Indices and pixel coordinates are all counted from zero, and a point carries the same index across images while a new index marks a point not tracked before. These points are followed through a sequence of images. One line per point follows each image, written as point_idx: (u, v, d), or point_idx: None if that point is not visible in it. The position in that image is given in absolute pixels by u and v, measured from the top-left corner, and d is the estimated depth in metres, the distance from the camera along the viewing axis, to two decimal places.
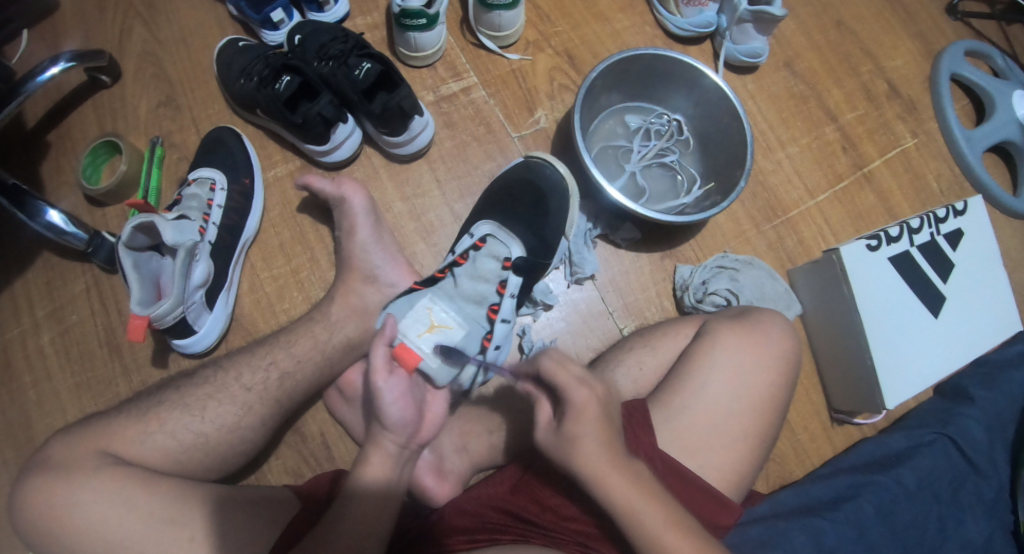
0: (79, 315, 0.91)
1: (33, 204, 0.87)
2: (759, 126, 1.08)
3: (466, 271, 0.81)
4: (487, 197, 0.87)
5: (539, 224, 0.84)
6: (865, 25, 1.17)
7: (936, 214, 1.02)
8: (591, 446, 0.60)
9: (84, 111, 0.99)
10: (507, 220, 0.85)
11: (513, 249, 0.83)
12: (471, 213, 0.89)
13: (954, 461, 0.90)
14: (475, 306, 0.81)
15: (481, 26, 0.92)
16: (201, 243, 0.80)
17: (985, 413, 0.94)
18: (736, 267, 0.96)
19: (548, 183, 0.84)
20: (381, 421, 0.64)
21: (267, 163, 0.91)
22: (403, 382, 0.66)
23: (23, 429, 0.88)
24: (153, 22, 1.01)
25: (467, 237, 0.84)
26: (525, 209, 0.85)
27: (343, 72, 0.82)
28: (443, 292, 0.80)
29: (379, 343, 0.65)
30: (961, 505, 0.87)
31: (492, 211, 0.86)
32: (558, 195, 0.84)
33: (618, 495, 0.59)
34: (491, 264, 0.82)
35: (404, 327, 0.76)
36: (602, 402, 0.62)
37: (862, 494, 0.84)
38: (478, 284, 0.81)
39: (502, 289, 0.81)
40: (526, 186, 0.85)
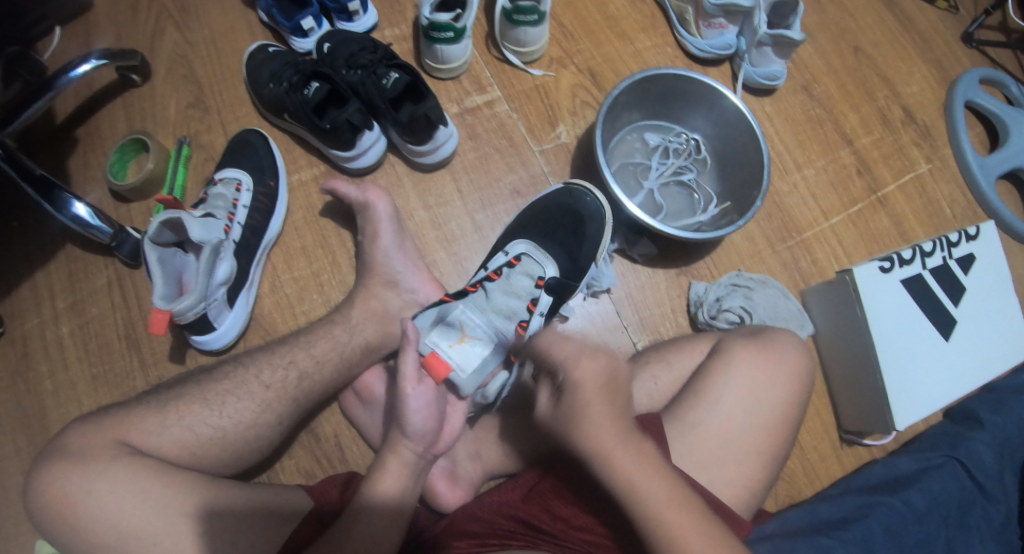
0: (100, 307, 0.93)
1: (60, 196, 0.89)
2: (776, 148, 1.10)
3: (500, 286, 0.83)
4: (523, 216, 0.88)
5: (575, 249, 0.85)
6: (882, 51, 1.18)
7: (948, 239, 1.03)
8: (596, 416, 0.60)
9: (114, 109, 1.01)
10: (545, 239, 0.86)
11: (547, 269, 0.85)
12: (505, 231, 0.90)
13: (963, 484, 0.90)
14: (505, 320, 0.82)
15: (506, 41, 0.94)
16: (226, 241, 0.81)
17: (995, 437, 0.94)
18: (750, 286, 0.97)
19: (590, 208, 0.85)
20: (402, 427, 0.66)
21: (292, 167, 0.93)
22: (430, 391, 0.68)
23: (39, 417, 0.89)
24: (185, 25, 1.03)
25: (501, 254, 0.86)
26: (564, 233, 0.86)
27: (372, 80, 0.84)
28: (476, 304, 0.82)
29: (411, 350, 0.67)
30: (970, 529, 0.87)
31: (528, 228, 0.88)
32: (595, 218, 0.85)
33: (626, 475, 0.59)
34: (525, 281, 0.84)
35: (438, 337, 0.78)
36: (604, 374, 0.62)
37: (870, 515, 0.85)
38: (509, 300, 0.83)
39: (531, 307, 0.82)
40: (564, 211, 0.86)
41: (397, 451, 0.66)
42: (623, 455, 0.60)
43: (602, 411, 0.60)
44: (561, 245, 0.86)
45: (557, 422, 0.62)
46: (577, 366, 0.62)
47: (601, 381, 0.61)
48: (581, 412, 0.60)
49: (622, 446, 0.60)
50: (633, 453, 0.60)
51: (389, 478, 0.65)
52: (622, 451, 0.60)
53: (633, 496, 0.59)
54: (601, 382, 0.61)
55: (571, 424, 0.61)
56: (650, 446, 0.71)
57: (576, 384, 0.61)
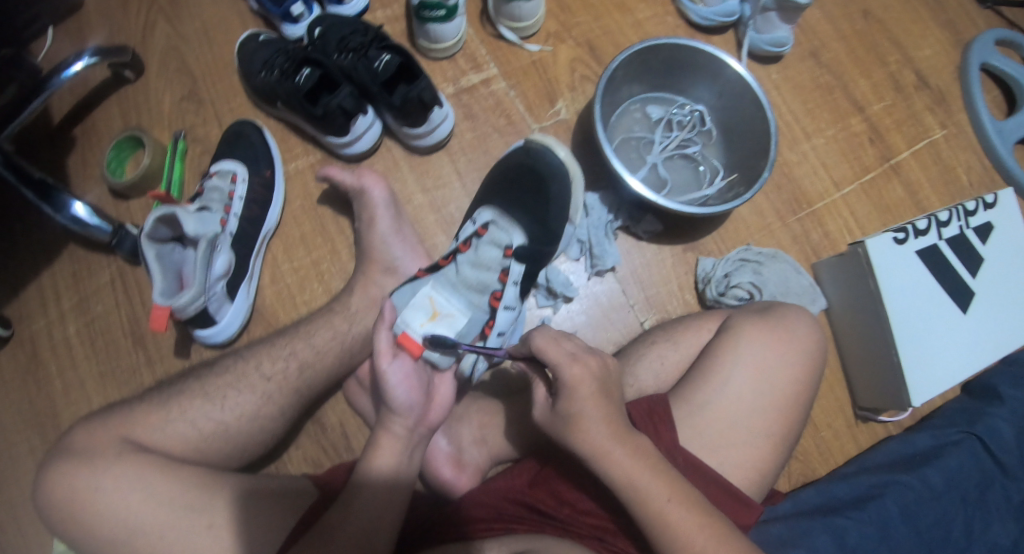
0: (104, 305, 0.93)
1: (58, 196, 0.88)
2: (783, 117, 1.06)
3: (468, 258, 0.79)
4: (490, 184, 0.87)
5: (541, 211, 0.82)
6: (892, 13, 1.14)
7: (965, 207, 1.00)
8: (591, 422, 0.61)
9: (109, 105, 1.00)
10: (511, 206, 0.84)
11: (514, 237, 0.82)
12: (477, 200, 0.88)
13: (982, 462, 0.88)
14: (477, 294, 0.77)
15: (501, 17, 0.91)
16: (223, 234, 0.80)
17: (1016, 411, 0.92)
18: (760, 261, 0.94)
19: (550, 168, 0.83)
20: (388, 405, 0.64)
21: (288, 156, 0.92)
22: (408, 364, 0.66)
23: (49, 416, 0.89)
24: (175, 17, 1.02)
25: (470, 225, 0.83)
26: (527, 198, 0.83)
27: (363, 64, 0.81)
28: (445, 279, 0.76)
29: (383, 327, 0.66)
30: (988, 505, 0.85)
31: (495, 195, 0.85)
32: (557, 177, 0.83)
33: (629, 477, 0.59)
34: (494, 252, 0.81)
35: (407, 316, 0.70)
36: (596, 377, 0.62)
37: (886, 493, 0.83)
38: (480, 273, 0.78)
39: (504, 277, 0.79)
40: (525, 170, 0.83)
41: (390, 427, 0.64)
42: (620, 456, 0.60)
43: (597, 417, 0.61)
44: (526, 212, 0.83)
45: (552, 426, 0.63)
46: (570, 370, 0.61)
47: (595, 381, 0.62)
48: (576, 417, 0.60)
49: (626, 456, 0.60)
50: (631, 457, 0.60)
51: (385, 454, 0.64)
52: (618, 454, 0.60)
53: (635, 496, 0.59)
54: (593, 387, 0.61)
55: (569, 429, 0.61)
56: (658, 430, 0.70)
57: (569, 387, 0.61)
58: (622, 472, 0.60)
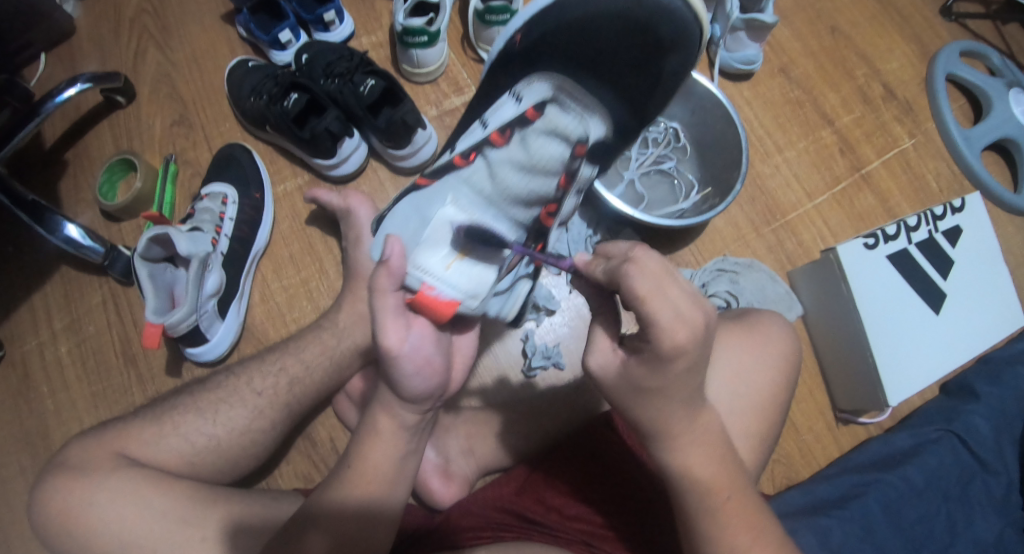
0: (96, 326, 0.95)
1: (52, 218, 0.90)
2: (755, 131, 1.10)
3: (509, 156, 0.67)
4: (568, 39, 0.66)
5: (629, 91, 0.68)
6: (859, 29, 1.19)
7: (933, 212, 1.04)
8: (672, 400, 0.53)
9: (100, 130, 1.02)
10: (585, 77, 0.68)
11: (590, 130, 0.69)
12: (529, 54, 0.69)
13: (960, 457, 0.91)
14: (524, 208, 0.70)
15: (481, 42, 0.94)
16: (214, 253, 0.83)
17: (992, 409, 0.95)
18: (736, 270, 0.98)
19: (673, 34, 0.66)
20: (404, 391, 0.60)
21: (277, 179, 0.94)
22: (423, 333, 0.62)
23: (41, 436, 0.91)
24: (166, 44, 1.05)
25: (515, 104, 0.68)
26: (611, 63, 0.66)
27: (349, 88, 0.84)
28: (470, 182, 0.68)
29: (386, 294, 0.59)
30: (970, 500, 0.89)
31: (560, 57, 0.67)
32: (680, 35, 0.66)
33: (696, 471, 0.57)
34: (553, 145, 0.67)
35: (425, 264, 0.63)
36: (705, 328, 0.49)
37: (868, 492, 0.86)
38: (530, 179, 0.67)
39: (566, 185, 0.68)
40: (636, 34, 0.65)
41: (389, 415, 0.61)
42: (695, 443, 0.56)
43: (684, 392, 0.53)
44: (612, 87, 0.68)
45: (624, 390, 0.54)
46: (676, 337, 0.48)
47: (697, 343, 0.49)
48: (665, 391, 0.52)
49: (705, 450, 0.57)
50: (704, 452, 0.57)
51: (380, 451, 0.61)
52: (699, 443, 0.56)
53: (694, 487, 0.57)
54: (695, 356, 0.50)
55: (641, 398, 0.54)
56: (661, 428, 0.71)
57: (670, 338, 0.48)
58: (693, 465, 0.57)
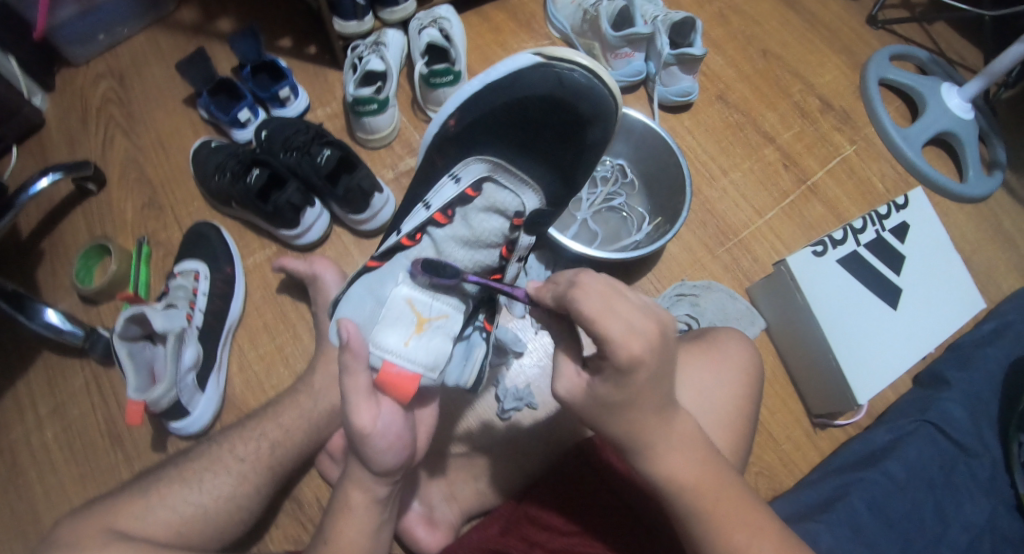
0: (81, 409, 0.97)
1: (31, 306, 0.93)
2: (701, 157, 1.16)
3: (455, 233, 0.76)
4: (502, 117, 0.77)
5: (562, 162, 0.78)
6: (789, 50, 1.27)
7: (879, 214, 1.10)
8: (640, 412, 0.56)
9: (74, 217, 1.06)
10: (521, 155, 0.78)
11: (524, 201, 0.78)
12: (467, 136, 0.79)
13: (940, 445, 0.95)
14: (471, 277, 0.77)
15: (429, 104, 1.00)
16: (189, 328, 0.85)
17: (965, 393, 0.99)
18: (695, 293, 1.03)
19: (590, 109, 0.75)
20: (372, 463, 0.61)
21: (246, 252, 0.98)
22: (392, 411, 0.62)
23: (32, 524, 0.92)
24: (132, 130, 1.10)
25: (455, 182, 0.78)
26: (543, 142, 0.77)
27: (306, 160, 0.89)
28: (422, 258, 0.76)
29: (358, 371, 0.61)
30: (956, 486, 0.92)
31: (498, 141, 0.78)
32: (597, 120, 0.76)
33: (681, 478, 0.59)
34: (494, 221, 0.77)
35: (388, 338, 0.64)
36: (660, 337, 0.52)
37: (852, 491, 0.89)
38: (476, 251, 0.77)
39: (507, 253, 0.78)
40: (559, 108, 0.75)
41: (361, 490, 0.64)
42: (675, 448, 0.58)
43: (652, 405, 0.55)
44: (543, 163, 0.78)
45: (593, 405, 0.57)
46: (629, 350, 0.50)
47: (656, 348, 0.52)
48: (629, 412, 0.56)
49: (673, 451, 0.58)
50: (683, 457, 0.58)
51: (355, 526, 0.64)
52: (678, 449, 0.58)
53: (679, 491, 0.59)
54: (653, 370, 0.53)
55: (618, 423, 0.57)
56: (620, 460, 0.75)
57: (633, 348, 0.51)
58: (676, 470, 0.58)
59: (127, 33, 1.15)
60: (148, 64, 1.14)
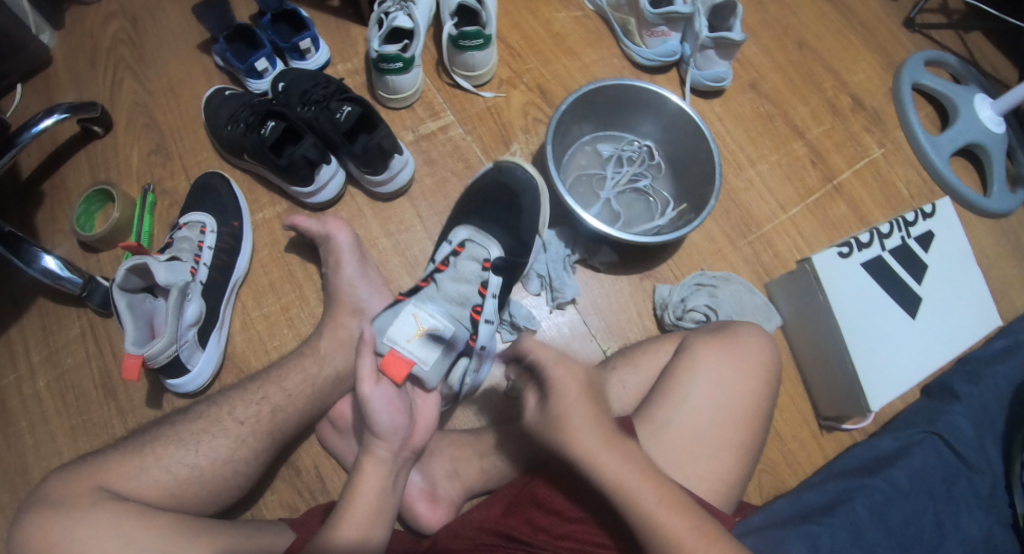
0: (75, 358, 0.94)
1: (29, 250, 0.90)
2: (728, 146, 1.13)
3: (447, 275, 0.83)
4: (463, 203, 0.90)
5: (515, 223, 0.87)
6: (825, 43, 1.23)
7: (905, 219, 1.07)
8: (577, 421, 0.63)
9: (78, 160, 1.02)
10: (486, 222, 0.87)
11: (492, 250, 0.85)
12: (449, 221, 0.91)
13: (945, 458, 0.93)
14: (458, 306, 0.81)
15: (455, 66, 0.96)
16: (193, 282, 0.82)
17: (972, 409, 0.97)
18: (714, 284, 0.98)
19: (523, 181, 0.88)
20: (372, 429, 0.64)
21: (255, 206, 0.94)
22: (390, 390, 0.66)
23: (20, 473, 0.89)
24: (143, 73, 1.06)
25: (445, 244, 0.86)
26: (500, 211, 0.87)
27: (325, 116, 0.85)
28: (426, 295, 0.81)
29: (367, 351, 0.65)
30: (956, 501, 0.90)
31: (471, 213, 0.88)
32: (528, 191, 0.88)
33: (613, 477, 0.63)
34: (473, 266, 0.84)
35: (392, 334, 0.73)
36: (582, 379, 0.66)
37: (855, 497, 0.87)
38: (460, 286, 0.82)
39: (483, 289, 0.82)
40: (498, 188, 0.88)
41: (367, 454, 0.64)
42: (608, 454, 0.63)
43: (586, 418, 0.64)
44: (502, 226, 0.87)
45: (541, 429, 0.65)
46: (558, 372, 0.65)
47: (581, 383, 0.65)
48: (566, 419, 0.63)
49: (604, 449, 0.63)
50: (621, 458, 0.63)
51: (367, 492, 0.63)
52: (609, 452, 0.63)
53: (621, 494, 0.63)
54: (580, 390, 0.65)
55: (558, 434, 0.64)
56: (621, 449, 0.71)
57: (559, 384, 0.65)
58: (608, 471, 0.63)
59: None
60: (162, 6, 1.09)
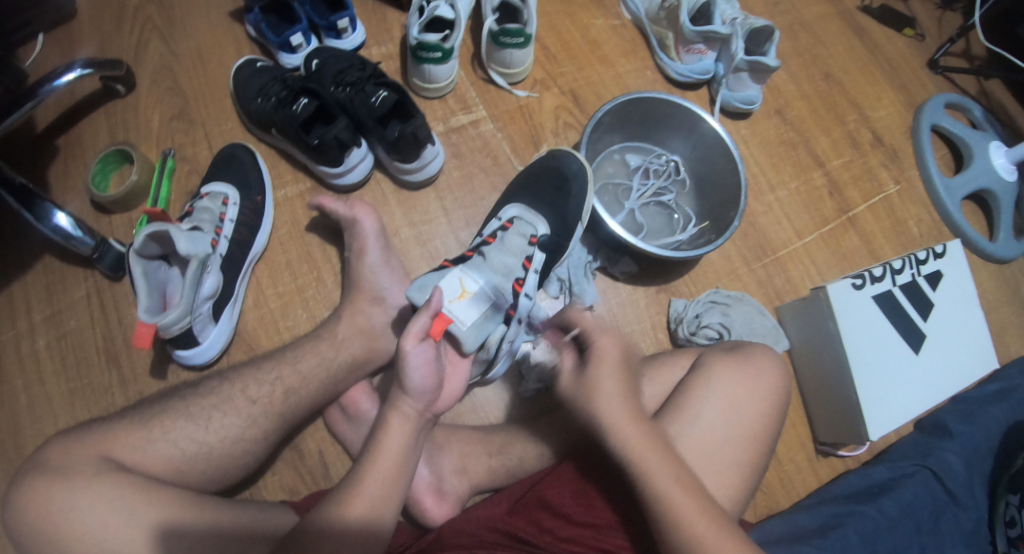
0: (78, 320, 0.92)
1: (41, 205, 0.88)
2: (750, 170, 1.14)
3: (494, 248, 0.81)
4: (516, 184, 0.90)
5: (562, 205, 0.87)
6: (851, 77, 1.25)
7: (917, 257, 1.08)
8: (609, 389, 0.66)
9: (96, 118, 1.00)
10: (534, 203, 0.87)
11: (539, 228, 0.85)
12: (500, 199, 0.91)
13: (934, 492, 0.94)
14: (502, 277, 0.78)
15: (492, 62, 0.95)
16: (213, 255, 0.81)
17: (964, 447, 0.98)
18: (728, 303, 0.99)
19: (576, 166, 0.88)
20: (402, 385, 0.64)
21: (278, 183, 0.94)
22: (431, 350, 0.65)
23: (12, 434, 0.87)
24: (170, 36, 1.04)
25: (496, 221, 0.86)
26: (550, 192, 0.88)
27: (360, 98, 0.84)
28: (472, 265, 0.78)
29: (424, 312, 0.66)
30: (941, 535, 0.91)
31: (520, 194, 0.89)
32: (579, 178, 0.88)
33: (634, 449, 0.65)
34: (520, 241, 0.83)
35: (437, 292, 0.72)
36: (622, 351, 0.68)
37: (847, 523, 0.88)
38: (506, 258, 0.80)
39: (528, 264, 0.81)
40: (550, 173, 0.88)
41: (395, 412, 0.65)
42: (630, 423, 0.65)
43: (617, 389, 0.66)
44: (552, 206, 0.87)
45: (575, 393, 0.68)
46: (602, 338, 0.68)
47: (620, 354, 0.68)
48: (600, 386, 0.66)
49: (631, 419, 0.65)
50: (641, 435, 0.65)
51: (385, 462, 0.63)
52: (634, 425, 0.65)
53: (642, 472, 0.64)
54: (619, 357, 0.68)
55: (589, 400, 0.66)
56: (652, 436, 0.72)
57: (599, 354, 0.67)
58: (631, 444, 0.65)
59: None
60: None
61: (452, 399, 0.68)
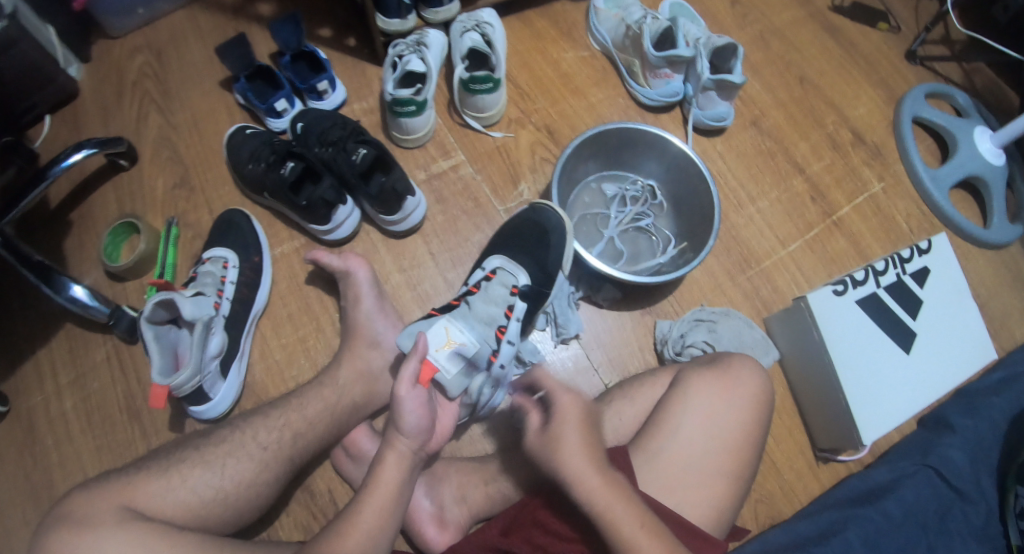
0: (101, 382, 0.98)
1: (58, 279, 0.94)
2: (729, 183, 1.17)
3: (478, 298, 0.87)
4: (501, 233, 0.94)
5: (543, 256, 0.90)
6: (826, 79, 1.27)
7: (901, 255, 1.10)
8: (571, 443, 0.68)
9: (105, 192, 1.07)
10: (515, 253, 0.91)
11: (521, 278, 0.89)
12: (485, 250, 0.96)
13: (938, 489, 0.91)
14: (485, 326, 0.84)
15: (466, 108, 1.01)
16: (217, 316, 0.86)
17: (967, 441, 0.95)
18: (713, 319, 1.02)
19: (553, 222, 0.90)
20: (397, 426, 0.68)
21: (274, 241, 0.99)
22: (424, 394, 0.70)
23: (46, 489, 0.93)
24: (167, 108, 1.11)
25: (480, 270, 0.91)
26: (530, 242, 0.91)
27: (342, 157, 0.90)
28: (459, 314, 0.84)
29: (413, 358, 0.71)
30: (950, 534, 0.89)
31: (502, 246, 0.93)
32: (558, 231, 0.90)
33: (595, 496, 0.66)
34: (502, 290, 0.88)
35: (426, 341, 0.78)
36: (584, 409, 0.72)
37: (848, 528, 0.86)
38: (489, 308, 0.86)
39: (509, 313, 0.86)
40: (531, 226, 0.91)
41: (391, 451, 0.69)
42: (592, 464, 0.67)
43: (582, 441, 0.68)
44: (529, 254, 0.90)
45: (540, 448, 0.70)
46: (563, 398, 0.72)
47: (582, 412, 0.71)
48: (562, 439, 0.68)
49: (595, 470, 0.67)
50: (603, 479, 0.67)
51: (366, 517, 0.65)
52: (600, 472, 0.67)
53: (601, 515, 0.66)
54: (583, 414, 0.71)
55: (553, 452, 0.68)
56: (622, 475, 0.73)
57: (561, 411, 0.71)
58: (593, 492, 0.66)
59: (166, 9, 1.16)
60: (186, 42, 1.15)
61: (443, 439, 0.75)
